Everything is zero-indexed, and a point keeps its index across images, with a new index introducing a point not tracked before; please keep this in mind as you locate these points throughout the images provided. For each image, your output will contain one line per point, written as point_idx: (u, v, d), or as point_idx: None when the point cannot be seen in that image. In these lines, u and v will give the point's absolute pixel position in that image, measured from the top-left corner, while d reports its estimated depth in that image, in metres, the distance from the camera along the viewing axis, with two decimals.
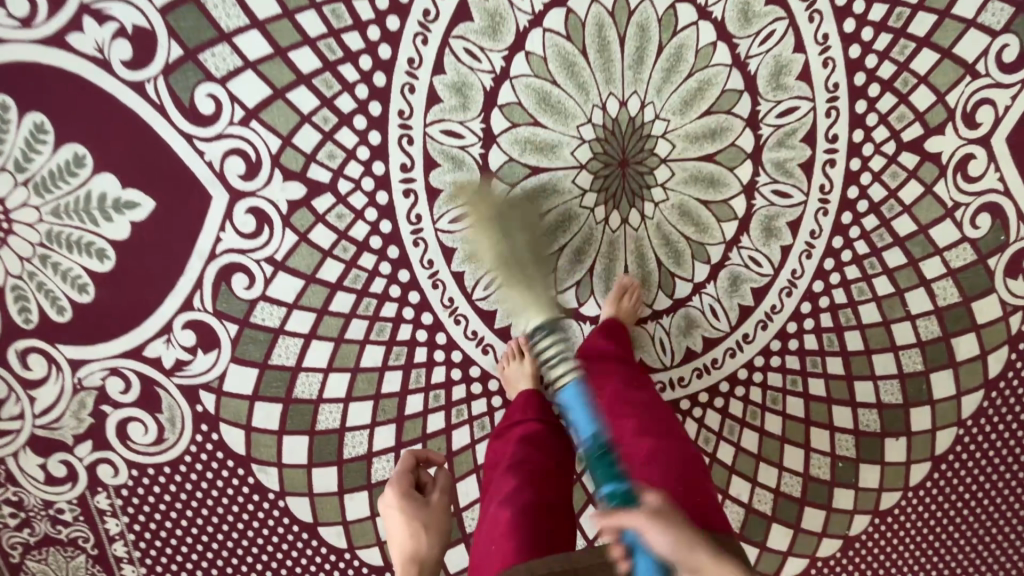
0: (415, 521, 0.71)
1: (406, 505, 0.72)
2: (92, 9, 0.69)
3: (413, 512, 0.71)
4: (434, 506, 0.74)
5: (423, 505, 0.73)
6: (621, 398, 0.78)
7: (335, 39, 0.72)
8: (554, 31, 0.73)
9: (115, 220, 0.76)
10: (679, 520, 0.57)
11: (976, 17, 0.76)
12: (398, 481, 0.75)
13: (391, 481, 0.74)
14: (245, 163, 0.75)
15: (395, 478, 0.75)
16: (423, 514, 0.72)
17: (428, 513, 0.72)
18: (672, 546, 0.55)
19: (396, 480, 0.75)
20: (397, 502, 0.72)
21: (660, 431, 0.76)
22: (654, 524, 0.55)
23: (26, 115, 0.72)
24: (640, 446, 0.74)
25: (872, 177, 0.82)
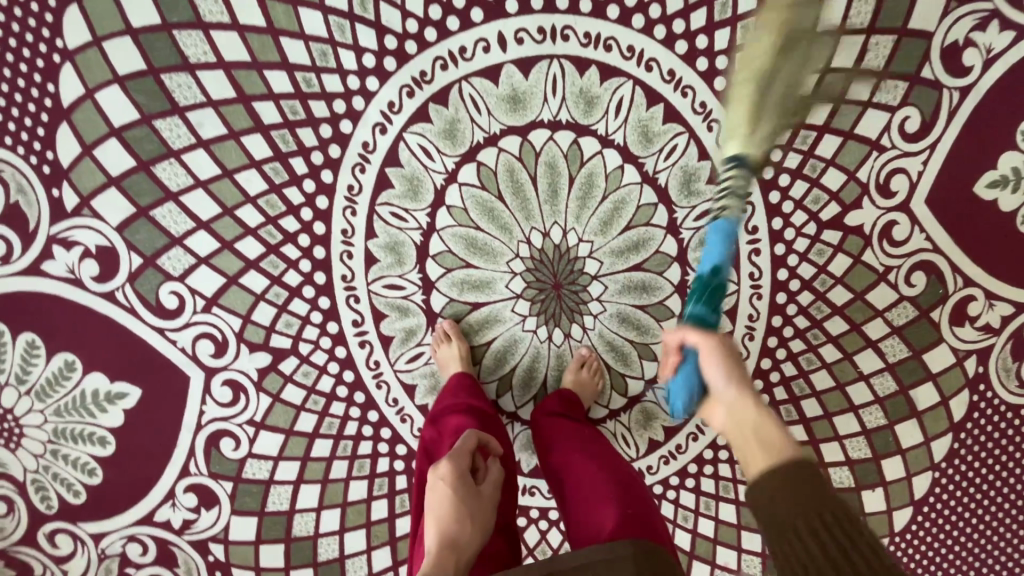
0: (466, 507, 0.65)
1: (454, 475, 0.67)
2: (60, 238, 0.78)
3: (462, 492, 0.66)
4: (481, 500, 0.67)
5: (473, 493, 0.67)
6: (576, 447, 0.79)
7: (273, 225, 0.79)
8: (469, 184, 0.79)
9: (109, 410, 0.84)
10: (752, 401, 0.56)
11: (871, 98, 0.79)
12: (457, 457, 0.69)
13: (453, 455, 0.69)
14: (214, 344, 0.83)
15: (454, 450, 0.70)
16: (471, 501, 0.66)
17: (477, 503, 0.66)
18: (716, 377, 0.60)
19: (453, 456, 0.69)
20: (456, 484, 0.66)
21: (608, 466, 0.76)
22: (712, 344, 0.62)
23: (19, 335, 0.81)
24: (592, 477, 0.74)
25: (799, 258, 0.85)
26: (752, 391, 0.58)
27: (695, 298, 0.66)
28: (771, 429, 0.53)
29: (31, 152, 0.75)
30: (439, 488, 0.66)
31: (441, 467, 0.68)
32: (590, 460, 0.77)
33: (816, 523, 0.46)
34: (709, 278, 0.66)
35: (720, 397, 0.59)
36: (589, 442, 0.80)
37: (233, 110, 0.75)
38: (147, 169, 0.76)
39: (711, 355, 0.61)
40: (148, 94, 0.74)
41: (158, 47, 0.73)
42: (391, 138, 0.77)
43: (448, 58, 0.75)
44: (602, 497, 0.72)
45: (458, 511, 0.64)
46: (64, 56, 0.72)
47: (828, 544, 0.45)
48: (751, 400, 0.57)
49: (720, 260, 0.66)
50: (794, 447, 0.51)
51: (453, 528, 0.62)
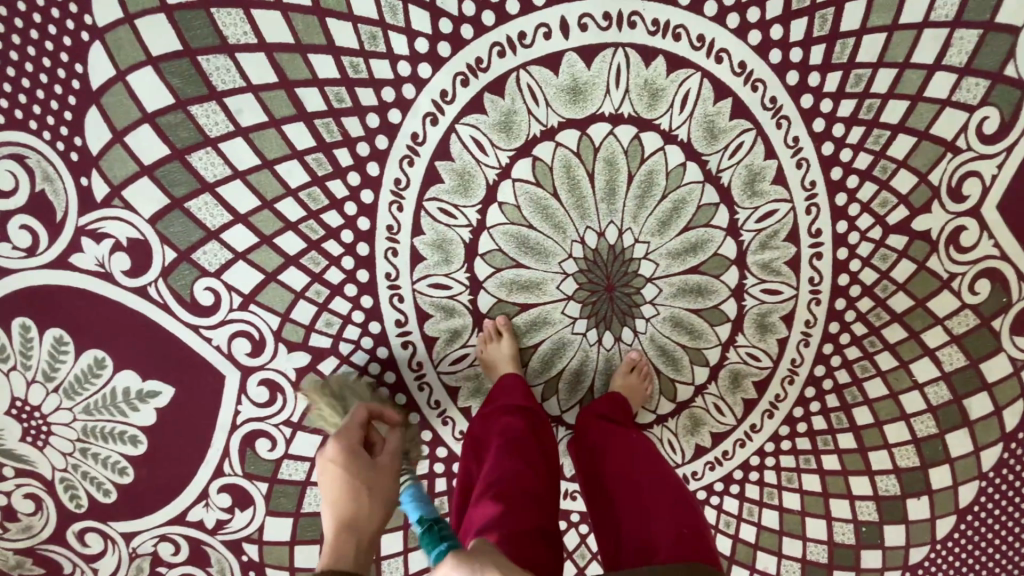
0: (361, 484, 0.62)
1: (344, 460, 0.63)
2: (89, 230, 0.73)
3: (351, 471, 0.62)
4: (380, 475, 0.64)
5: (369, 466, 0.64)
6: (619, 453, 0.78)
7: (315, 220, 0.75)
8: (523, 180, 0.75)
9: (141, 408, 0.81)
10: None
11: (951, 96, 0.75)
12: (347, 437, 0.66)
13: (341, 434, 0.65)
14: (250, 342, 0.79)
15: (342, 431, 0.66)
16: (369, 473, 0.63)
17: (373, 475, 0.63)
18: None
19: (342, 436, 0.66)
20: (348, 464, 0.63)
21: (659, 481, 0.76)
22: (463, 565, 0.44)
23: (46, 331, 0.77)
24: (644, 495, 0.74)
25: (862, 263, 0.81)
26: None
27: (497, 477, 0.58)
28: None
29: (58, 138, 0.70)
30: (330, 471, 0.62)
31: (330, 449, 0.64)
32: (644, 475, 0.76)
33: None
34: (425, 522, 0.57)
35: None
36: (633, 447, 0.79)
37: (274, 96, 0.70)
38: (182, 159, 0.72)
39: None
40: (184, 77, 0.69)
41: (194, 26, 0.67)
42: (442, 129, 0.72)
43: (506, 45, 0.70)
44: (652, 511, 0.73)
45: (349, 490, 0.60)
46: (93, 34, 0.67)
47: None
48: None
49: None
50: None
51: (353, 509, 0.59)
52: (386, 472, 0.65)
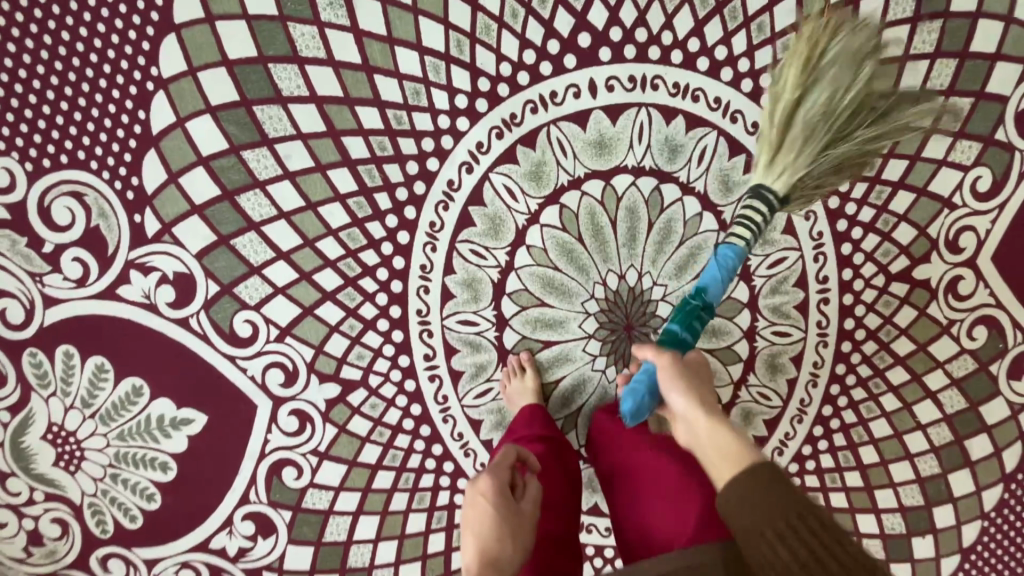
0: (507, 531, 0.59)
1: (497, 501, 0.60)
2: (138, 263, 0.77)
3: (499, 516, 0.60)
4: (526, 525, 0.61)
5: (516, 513, 0.61)
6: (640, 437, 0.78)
7: (353, 258, 0.79)
8: (550, 225, 0.80)
9: (173, 435, 0.83)
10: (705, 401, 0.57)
11: (945, 157, 0.81)
12: (498, 475, 0.63)
13: (493, 470, 0.63)
14: (284, 373, 0.82)
15: (492, 465, 0.65)
16: (515, 520, 0.60)
17: (520, 524, 0.60)
18: (663, 376, 0.59)
19: (493, 471, 0.64)
20: (495, 504, 0.60)
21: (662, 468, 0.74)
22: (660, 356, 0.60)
23: (88, 358, 0.80)
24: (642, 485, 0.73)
25: (867, 308, 0.86)
26: (710, 408, 0.56)
27: (677, 316, 0.66)
28: (735, 443, 0.52)
29: (116, 177, 0.75)
30: (477, 506, 0.61)
31: (480, 483, 0.63)
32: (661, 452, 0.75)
33: (783, 526, 0.46)
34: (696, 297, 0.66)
35: (681, 419, 0.57)
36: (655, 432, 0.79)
37: (322, 143, 0.75)
38: (231, 199, 0.76)
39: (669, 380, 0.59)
40: (239, 125, 0.74)
41: (253, 79, 0.73)
42: (477, 176, 0.78)
43: (538, 102, 0.76)
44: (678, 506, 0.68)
45: (497, 536, 0.58)
46: (158, 84, 0.73)
47: (797, 548, 0.45)
48: (704, 418, 0.55)
49: (715, 284, 0.66)
50: (754, 453, 0.51)
51: (500, 551, 0.58)
52: (529, 524, 0.62)
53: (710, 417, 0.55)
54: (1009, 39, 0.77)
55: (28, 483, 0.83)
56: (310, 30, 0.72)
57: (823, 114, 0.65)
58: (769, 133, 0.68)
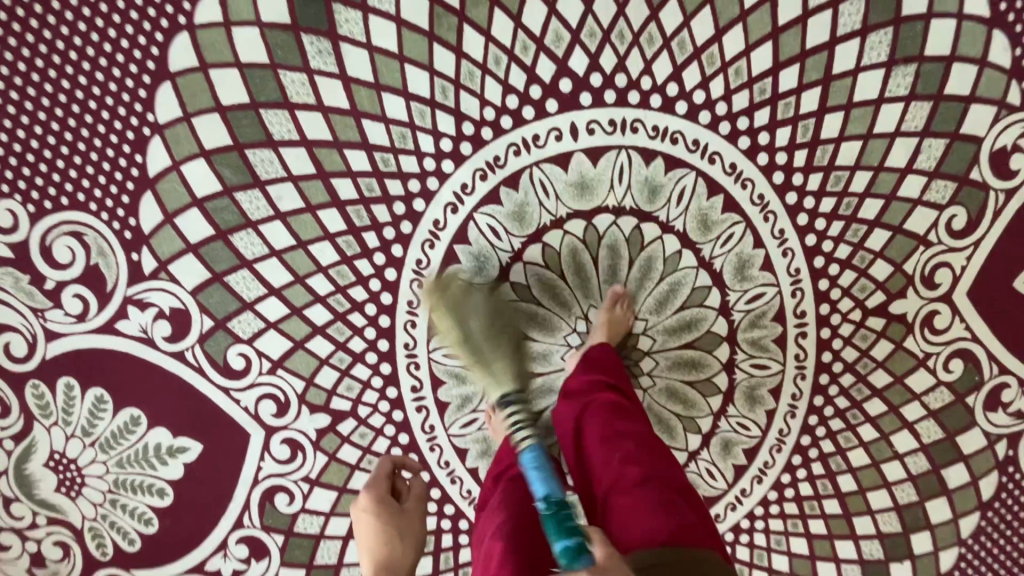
0: (391, 531, 0.71)
1: (380, 511, 0.71)
2: (136, 299, 0.80)
3: (383, 522, 0.71)
4: (410, 521, 0.73)
5: (396, 515, 0.72)
6: (614, 426, 0.76)
7: (342, 293, 0.82)
8: (533, 263, 0.82)
9: (170, 463, 0.86)
10: None
11: (921, 196, 0.83)
12: (376, 486, 0.74)
13: (370, 484, 0.74)
14: (276, 404, 0.85)
15: (372, 479, 0.75)
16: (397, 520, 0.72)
17: (402, 523, 0.72)
18: None
19: (371, 486, 0.74)
20: (376, 513, 0.71)
21: (649, 455, 0.74)
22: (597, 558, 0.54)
23: (88, 389, 0.83)
24: (628, 475, 0.72)
25: (844, 342, 0.88)
26: None
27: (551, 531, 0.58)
28: None
29: (113, 218, 0.78)
30: (361, 518, 0.71)
31: (361, 499, 0.73)
32: (639, 451, 0.74)
33: None
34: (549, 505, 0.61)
35: None
36: (630, 419, 0.78)
37: (311, 185, 0.78)
38: (224, 239, 0.79)
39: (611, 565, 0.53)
40: (232, 168, 0.77)
41: (244, 124, 0.76)
42: (461, 217, 0.80)
43: (521, 145, 0.78)
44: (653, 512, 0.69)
45: (384, 539, 0.70)
46: (154, 129, 0.75)
47: None
48: None
49: (548, 487, 0.63)
50: None
51: (389, 555, 0.70)
52: (413, 519, 0.74)
53: None
54: (983, 82, 0.79)
55: (31, 508, 0.87)
56: (300, 77, 0.74)
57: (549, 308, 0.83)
58: (460, 346, 0.75)
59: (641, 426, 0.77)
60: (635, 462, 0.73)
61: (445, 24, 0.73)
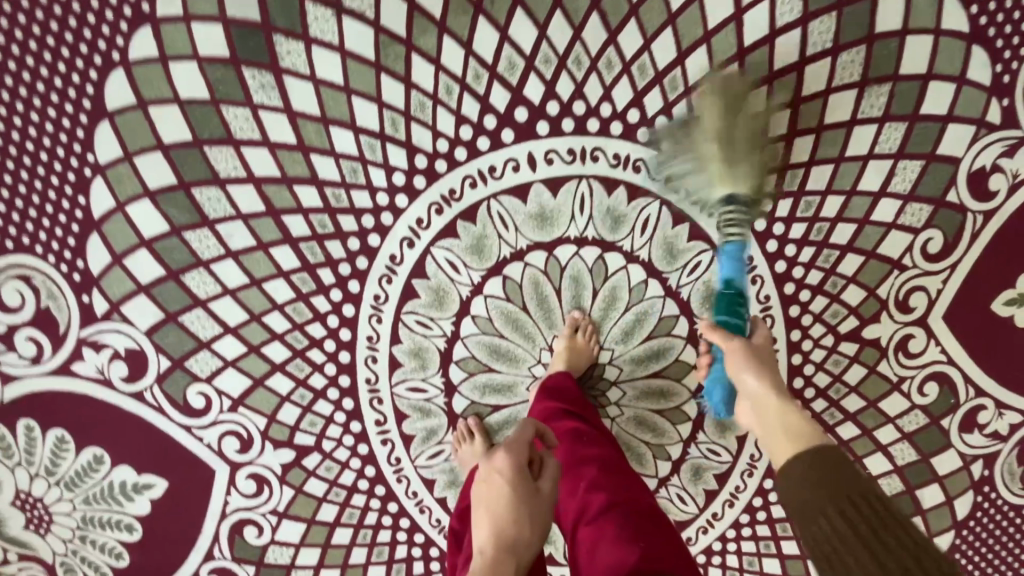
0: (522, 506, 0.61)
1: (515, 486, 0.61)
2: (90, 341, 0.79)
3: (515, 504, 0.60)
4: (542, 504, 0.62)
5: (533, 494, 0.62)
6: (576, 453, 0.76)
7: (300, 330, 0.80)
8: (494, 296, 0.80)
9: (136, 499, 0.86)
10: (764, 363, 0.67)
11: (896, 219, 0.80)
12: (516, 453, 0.64)
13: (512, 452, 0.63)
14: (239, 440, 0.85)
15: (510, 442, 0.65)
16: (532, 509, 0.61)
17: (533, 502, 0.62)
18: (731, 362, 0.68)
19: (511, 450, 0.64)
20: (514, 482, 0.62)
21: (613, 480, 0.73)
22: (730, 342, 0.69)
23: (49, 430, 0.82)
24: (590, 501, 0.70)
25: (815, 367, 0.86)
26: (778, 391, 0.64)
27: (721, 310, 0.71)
28: (797, 421, 0.60)
29: (61, 260, 0.76)
30: (493, 484, 0.62)
31: (497, 458, 0.64)
32: (601, 476, 0.73)
33: (846, 505, 0.52)
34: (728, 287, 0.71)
35: (750, 398, 0.66)
36: (594, 444, 0.77)
37: (262, 222, 0.76)
38: (176, 279, 0.77)
39: (740, 364, 0.67)
40: (179, 207, 0.75)
41: (190, 162, 0.73)
42: (419, 251, 0.78)
43: (477, 177, 0.75)
44: (615, 537, 0.65)
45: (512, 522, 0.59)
46: (95, 169, 0.73)
47: (857, 523, 0.51)
48: (768, 394, 0.64)
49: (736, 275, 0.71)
50: (819, 436, 0.58)
51: (511, 529, 0.59)
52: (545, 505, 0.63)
53: (779, 402, 0.63)
54: (962, 100, 0.75)
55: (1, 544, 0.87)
56: (243, 112, 0.72)
57: (754, 136, 0.70)
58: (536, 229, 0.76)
59: (607, 452, 0.76)
60: (599, 489, 0.71)
61: (391, 54, 0.70)
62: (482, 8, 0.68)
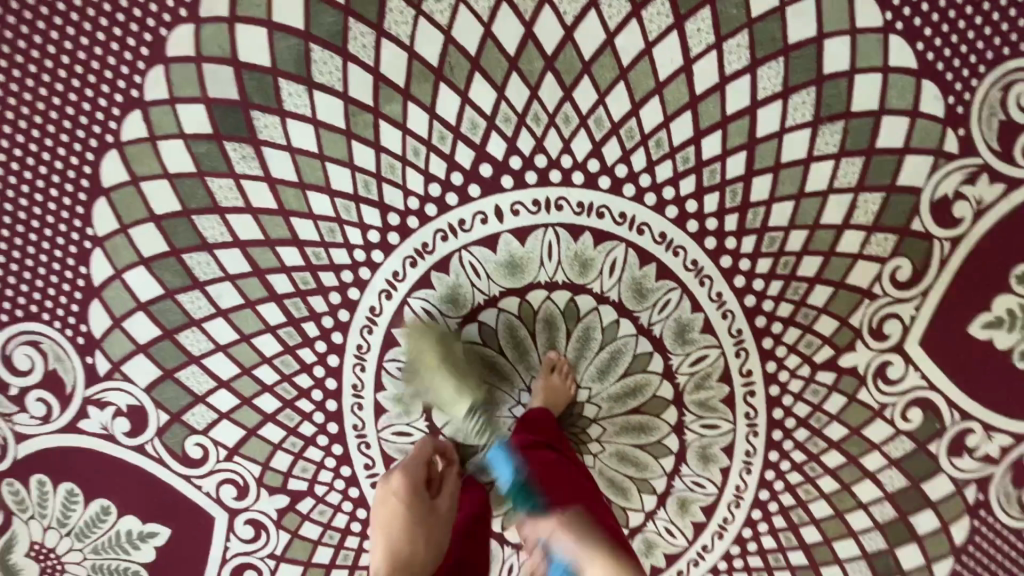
0: (416, 522, 0.78)
1: (405, 495, 0.78)
2: (95, 399, 0.84)
3: (409, 515, 0.78)
4: (438, 519, 0.80)
5: (428, 509, 0.79)
6: (550, 477, 0.77)
7: (288, 381, 0.84)
8: (471, 341, 0.83)
9: (142, 547, 0.90)
10: (570, 527, 0.70)
11: (862, 250, 0.81)
12: (410, 471, 0.79)
13: (401, 470, 0.78)
14: (236, 488, 0.88)
15: (408, 466, 0.79)
16: (425, 514, 0.79)
17: (430, 515, 0.80)
18: (572, 547, 0.69)
19: (402, 472, 0.79)
20: (408, 498, 0.78)
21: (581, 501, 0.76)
22: (561, 529, 0.69)
23: (60, 484, 0.87)
24: (560, 520, 0.75)
25: (795, 398, 0.87)
26: (616, 557, 0.67)
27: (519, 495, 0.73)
28: (621, 561, 0.67)
29: (66, 325, 0.81)
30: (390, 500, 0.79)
31: (392, 481, 0.79)
32: (568, 497, 0.76)
33: None
34: (513, 484, 0.73)
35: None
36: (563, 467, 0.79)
37: (249, 282, 0.81)
38: (172, 337, 0.82)
39: (565, 538, 0.69)
40: (172, 272, 0.80)
41: (180, 231, 0.78)
42: (397, 302, 0.82)
43: (448, 230, 0.79)
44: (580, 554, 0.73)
45: (408, 535, 0.77)
46: (95, 242, 0.78)
47: None
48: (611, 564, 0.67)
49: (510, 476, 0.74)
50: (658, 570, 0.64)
51: (405, 548, 0.76)
52: (443, 515, 0.81)
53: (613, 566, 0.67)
54: (916, 133, 0.76)
55: None
56: (227, 183, 0.77)
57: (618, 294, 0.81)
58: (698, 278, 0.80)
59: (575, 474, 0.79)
60: (567, 508, 0.76)
61: (361, 122, 0.75)
62: (443, 75, 0.74)
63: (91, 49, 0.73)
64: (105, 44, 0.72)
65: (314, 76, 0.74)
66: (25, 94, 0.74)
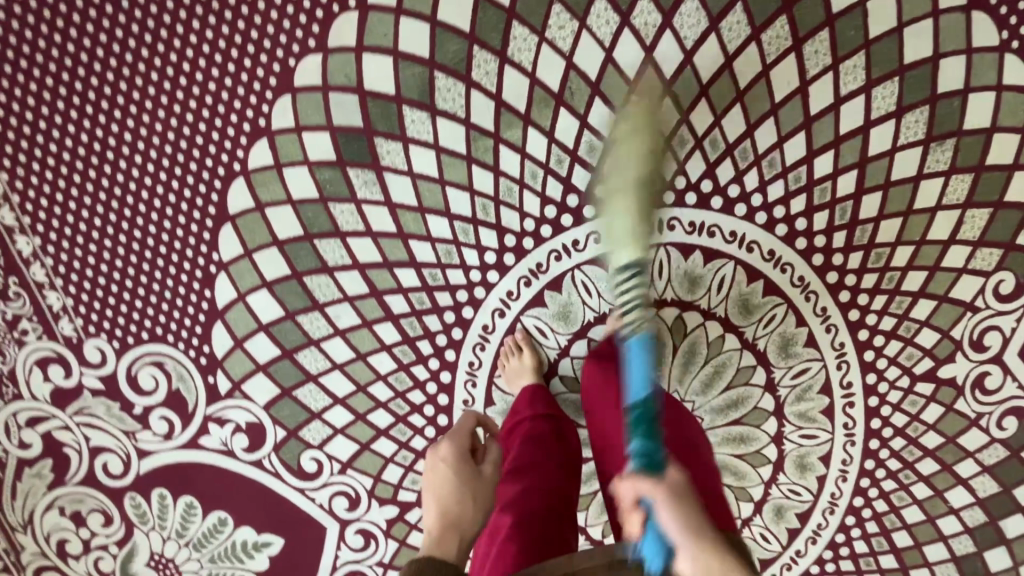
0: (465, 485, 0.67)
1: (457, 466, 0.68)
2: (215, 417, 0.87)
3: (460, 478, 0.67)
4: (484, 483, 0.68)
5: (473, 475, 0.68)
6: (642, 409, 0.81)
7: (402, 397, 0.88)
8: (580, 356, 0.88)
9: (256, 556, 0.95)
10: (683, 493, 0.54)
11: (966, 264, 0.81)
12: (457, 440, 0.71)
13: (451, 438, 0.71)
14: (348, 499, 0.92)
15: (453, 434, 0.72)
16: (472, 479, 0.68)
17: (477, 482, 0.68)
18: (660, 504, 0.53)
19: (452, 439, 0.71)
20: (456, 467, 0.68)
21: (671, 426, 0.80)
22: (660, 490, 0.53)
23: (179, 497, 0.91)
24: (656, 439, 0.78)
25: (893, 408, 0.89)
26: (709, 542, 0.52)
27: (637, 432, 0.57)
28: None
29: (189, 346, 0.84)
30: (440, 471, 0.68)
31: (441, 450, 0.70)
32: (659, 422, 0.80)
33: None
34: (641, 407, 0.59)
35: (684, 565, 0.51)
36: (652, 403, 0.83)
37: (366, 302, 0.83)
38: (291, 357, 0.85)
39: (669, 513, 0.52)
40: (293, 294, 0.82)
41: (302, 254, 0.81)
42: (509, 319, 0.85)
43: (562, 250, 0.81)
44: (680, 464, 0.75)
45: (458, 499, 0.65)
46: (220, 266, 0.81)
47: None
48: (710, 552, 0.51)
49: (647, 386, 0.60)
50: None
51: (456, 507, 0.64)
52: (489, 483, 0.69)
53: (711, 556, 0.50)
54: None
55: None
56: (349, 208, 0.79)
57: None
58: None
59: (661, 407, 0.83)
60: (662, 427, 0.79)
61: (481, 147, 0.76)
62: (564, 101, 0.74)
63: (209, 74, 0.72)
64: (220, 67, 0.71)
65: (437, 103, 0.74)
66: (144, 117, 0.74)
